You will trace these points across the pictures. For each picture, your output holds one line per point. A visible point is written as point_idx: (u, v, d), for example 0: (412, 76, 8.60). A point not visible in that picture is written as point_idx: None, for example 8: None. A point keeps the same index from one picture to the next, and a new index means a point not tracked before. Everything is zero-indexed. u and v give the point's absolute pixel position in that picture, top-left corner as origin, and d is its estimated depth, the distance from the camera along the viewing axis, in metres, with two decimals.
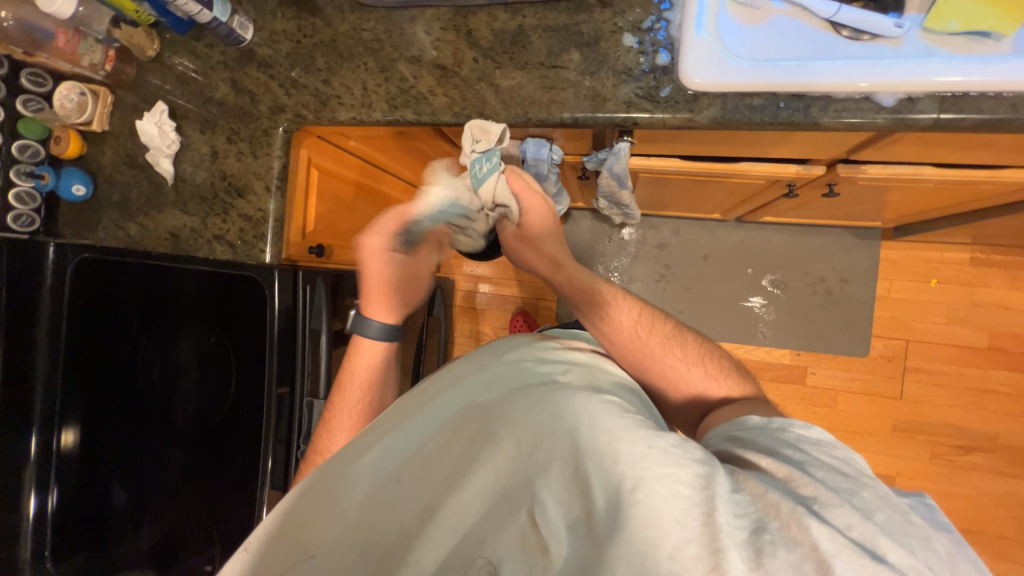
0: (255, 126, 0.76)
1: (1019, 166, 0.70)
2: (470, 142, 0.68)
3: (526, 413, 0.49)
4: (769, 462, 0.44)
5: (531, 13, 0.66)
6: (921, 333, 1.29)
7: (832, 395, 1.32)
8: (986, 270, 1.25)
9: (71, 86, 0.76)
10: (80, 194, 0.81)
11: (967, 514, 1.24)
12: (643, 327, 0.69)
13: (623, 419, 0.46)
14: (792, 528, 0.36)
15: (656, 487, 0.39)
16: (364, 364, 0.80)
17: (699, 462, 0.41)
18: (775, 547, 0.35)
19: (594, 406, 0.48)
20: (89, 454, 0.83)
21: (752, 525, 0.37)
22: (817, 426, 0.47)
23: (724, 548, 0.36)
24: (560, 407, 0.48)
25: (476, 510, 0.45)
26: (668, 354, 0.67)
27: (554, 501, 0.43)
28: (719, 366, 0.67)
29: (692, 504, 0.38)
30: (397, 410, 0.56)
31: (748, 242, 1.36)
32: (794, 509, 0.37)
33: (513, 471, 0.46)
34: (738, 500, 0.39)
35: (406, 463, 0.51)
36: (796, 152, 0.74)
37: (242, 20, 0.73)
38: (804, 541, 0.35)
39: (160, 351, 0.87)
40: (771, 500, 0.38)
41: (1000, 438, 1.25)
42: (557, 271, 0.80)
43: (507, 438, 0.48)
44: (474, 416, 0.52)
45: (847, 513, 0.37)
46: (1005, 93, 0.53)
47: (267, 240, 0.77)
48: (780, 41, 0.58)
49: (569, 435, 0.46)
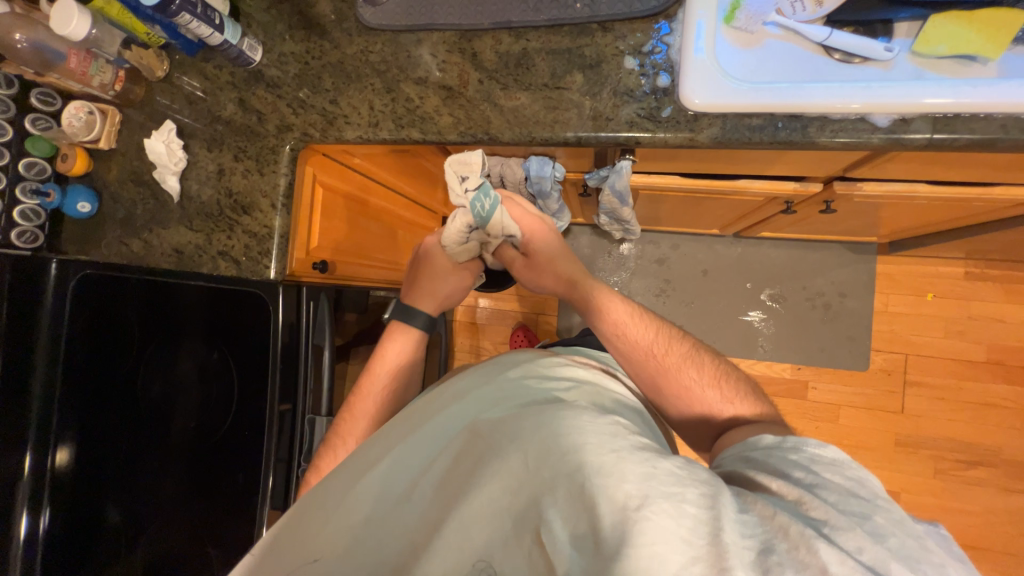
0: (262, 144, 0.78)
1: (1010, 184, 0.72)
2: (457, 179, 0.74)
3: (531, 429, 0.48)
4: (780, 485, 0.43)
5: (535, 36, 0.68)
6: (919, 346, 1.29)
7: (833, 409, 1.32)
8: (981, 284, 1.27)
9: (80, 105, 0.78)
10: (85, 212, 0.82)
11: (974, 530, 1.23)
12: (660, 346, 0.69)
13: (630, 440, 0.45)
14: (800, 550, 0.35)
15: (663, 505, 0.38)
16: (380, 364, 0.82)
17: (704, 482, 0.40)
18: (783, 568, 0.34)
19: (600, 425, 0.47)
20: (81, 476, 0.76)
21: (760, 547, 0.36)
22: (832, 446, 0.46)
23: (731, 568, 0.34)
24: (564, 423, 0.47)
25: (480, 527, 0.44)
26: (683, 375, 0.66)
27: (560, 519, 0.41)
28: (736, 388, 0.64)
29: (698, 522, 0.37)
30: (407, 424, 0.57)
31: (746, 257, 1.38)
32: (803, 532, 0.36)
33: (517, 488, 0.45)
34: (746, 521, 0.38)
35: (413, 479, 0.51)
36: (793, 170, 0.75)
37: (252, 42, 0.75)
38: (812, 564, 0.34)
39: (159, 367, 0.85)
40: (780, 521, 0.38)
41: (1002, 453, 1.24)
42: (574, 291, 0.82)
43: (514, 454, 0.47)
44: (480, 433, 0.51)
45: (857, 537, 0.36)
46: (995, 114, 0.55)
47: (271, 257, 0.78)
48: (775, 64, 0.60)
49: (574, 451, 0.44)
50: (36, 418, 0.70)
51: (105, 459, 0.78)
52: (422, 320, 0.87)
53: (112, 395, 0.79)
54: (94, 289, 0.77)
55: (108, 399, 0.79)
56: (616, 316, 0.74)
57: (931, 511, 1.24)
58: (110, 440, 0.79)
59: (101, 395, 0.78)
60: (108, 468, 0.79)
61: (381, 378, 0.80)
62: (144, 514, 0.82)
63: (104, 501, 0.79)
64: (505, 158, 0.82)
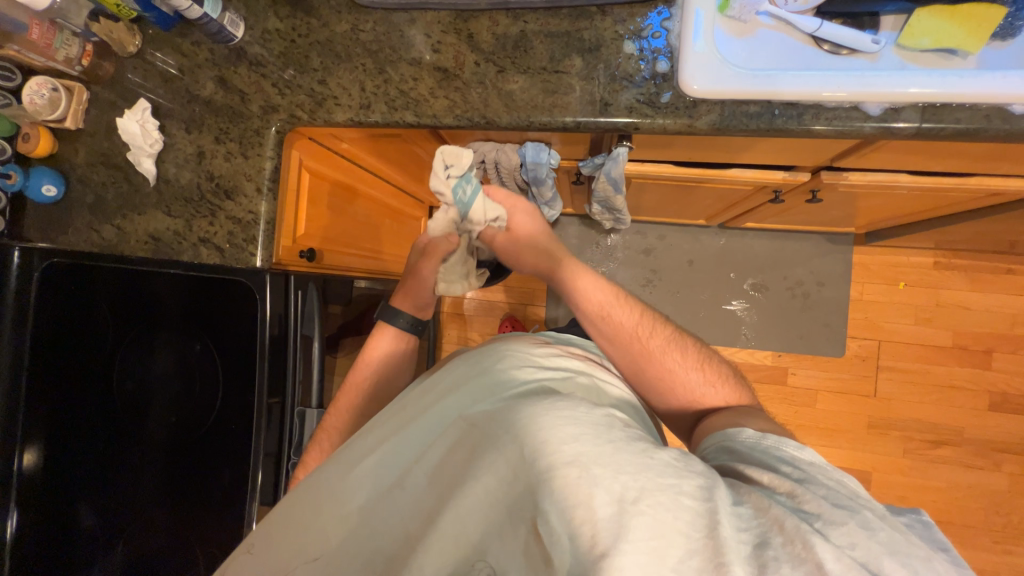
0: (245, 126, 0.74)
1: (985, 174, 0.75)
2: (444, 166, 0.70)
3: (525, 415, 0.45)
4: (771, 478, 0.44)
5: (533, 18, 0.67)
6: (891, 333, 1.35)
7: (812, 394, 1.37)
8: (948, 273, 1.33)
9: (43, 81, 0.72)
10: (50, 195, 0.76)
11: (940, 505, 1.31)
12: (644, 329, 0.69)
13: (625, 431, 0.43)
14: (796, 545, 0.35)
15: (658, 497, 0.38)
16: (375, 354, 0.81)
17: (700, 474, 0.40)
18: (779, 563, 0.34)
19: (597, 415, 0.45)
20: (63, 467, 0.76)
21: (755, 541, 0.36)
22: (808, 449, 0.47)
23: (728, 563, 0.34)
24: (560, 409, 0.44)
25: (476, 517, 0.43)
26: (668, 358, 0.66)
27: (557, 510, 0.39)
28: (717, 372, 0.66)
29: (695, 515, 0.37)
30: (403, 410, 0.55)
31: (730, 248, 1.41)
32: (798, 527, 0.36)
33: (513, 479, 0.43)
34: (740, 514, 0.38)
35: (407, 470, 0.49)
36: (782, 159, 0.77)
37: (233, 17, 0.71)
38: (808, 559, 0.34)
39: (136, 362, 0.82)
40: (774, 515, 0.38)
41: (966, 432, 1.32)
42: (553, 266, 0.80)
43: (508, 445, 0.44)
44: (473, 423, 0.49)
45: (849, 531, 0.37)
46: (980, 104, 0.57)
47: (257, 244, 0.74)
48: (768, 54, 0.61)
49: (570, 441, 0.41)
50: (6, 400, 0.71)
51: (84, 458, 0.78)
52: (405, 320, 0.83)
53: (86, 391, 0.78)
54: (62, 281, 0.75)
55: (83, 394, 0.78)
56: (599, 298, 0.73)
57: (900, 489, 1.31)
58: (84, 435, 0.78)
59: (79, 388, 0.78)
60: (90, 465, 0.79)
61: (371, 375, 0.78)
62: (123, 517, 0.80)
63: (79, 500, 0.78)
64: (500, 144, 0.81)
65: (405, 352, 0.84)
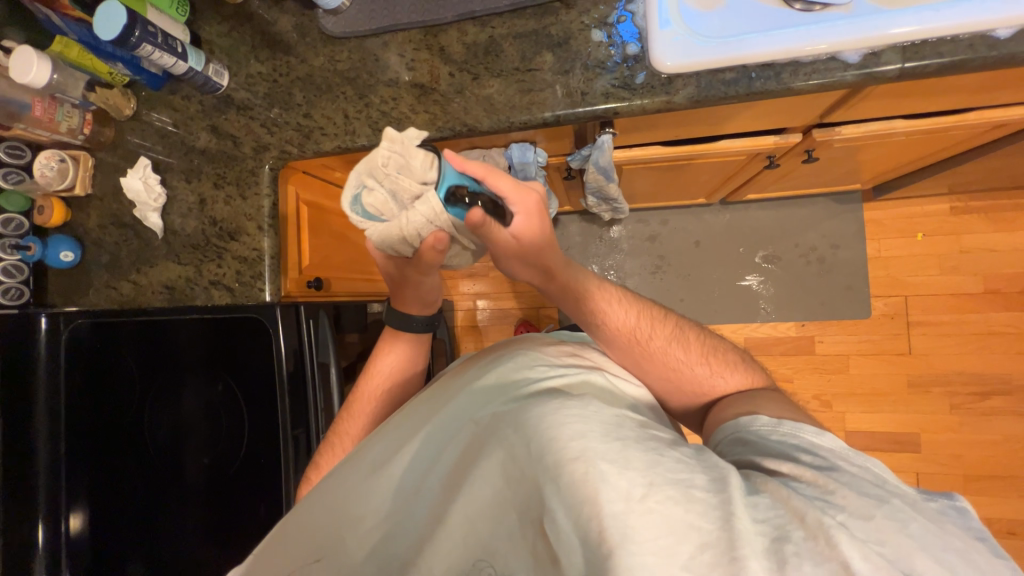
0: (240, 167, 0.77)
1: (984, 108, 0.73)
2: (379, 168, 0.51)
3: (534, 415, 0.45)
4: (791, 468, 0.42)
5: (500, 23, 0.68)
6: (917, 287, 1.31)
7: (843, 359, 1.33)
8: (968, 217, 1.28)
9: (52, 154, 0.76)
10: (67, 260, 0.80)
11: (997, 459, 1.25)
12: (643, 330, 0.63)
13: (637, 429, 0.43)
14: (819, 541, 0.34)
15: (670, 491, 0.37)
16: (388, 366, 0.75)
17: (712, 468, 0.39)
18: (799, 559, 0.33)
19: (604, 415, 0.43)
20: (109, 518, 0.80)
21: (774, 533, 0.34)
22: (829, 434, 0.45)
23: (743, 557, 0.33)
24: (566, 407, 0.44)
25: (485, 519, 0.43)
26: (669, 357, 0.62)
27: (563, 507, 0.38)
28: (725, 361, 0.63)
29: (707, 508, 0.36)
30: (410, 418, 0.54)
31: (736, 223, 1.38)
32: (821, 521, 0.35)
33: (521, 478, 0.42)
34: (758, 505, 0.36)
35: (421, 475, 0.49)
36: (771, 122, 0.76)
37: (217, 67, 0.74)
38: (832, 557, 0.33)
39: (164, 405, 0.83)
40: (795, 507, 0.36)
41: (1014, 380, 1.26)
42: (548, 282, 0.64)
43: (517, 446, 0.43)
44: (484, 427, 0.48)
45: (878, 525, 0.35)
46: (961, 35, 0.55)
47: (265, 279, 0.77)
48: (739, 19, 0.60)
49: (577, 438, 0.40)
50: (46, 457, 0.76)
51: (130, 509, 0.82)
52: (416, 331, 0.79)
53: (124, 440, 0.82)
54: (87, 343, 0.80)
55: (117, 445, 0.82)
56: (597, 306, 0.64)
57: (950, 446, 1.26)
58: (131, 488, 0.82)
59: (111, 441, 0.82)
60: (135, 517, 0.82)
61: (383, 385, 0.74)
62: (165, 558, 0.81)
63: (128, 553, 0.81)
64: (486, 150, 0.82)
65: (416, 360, 0.77)
